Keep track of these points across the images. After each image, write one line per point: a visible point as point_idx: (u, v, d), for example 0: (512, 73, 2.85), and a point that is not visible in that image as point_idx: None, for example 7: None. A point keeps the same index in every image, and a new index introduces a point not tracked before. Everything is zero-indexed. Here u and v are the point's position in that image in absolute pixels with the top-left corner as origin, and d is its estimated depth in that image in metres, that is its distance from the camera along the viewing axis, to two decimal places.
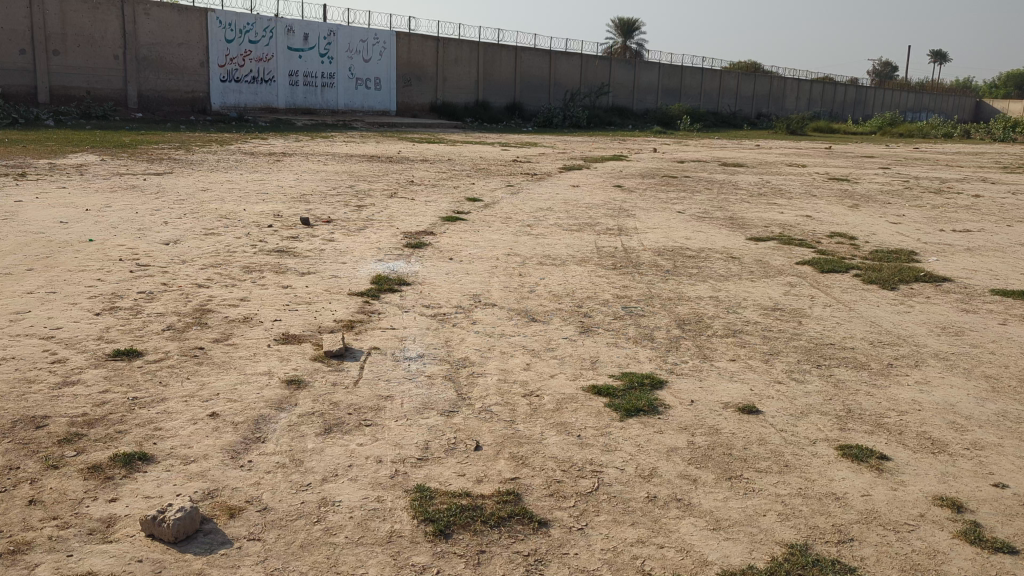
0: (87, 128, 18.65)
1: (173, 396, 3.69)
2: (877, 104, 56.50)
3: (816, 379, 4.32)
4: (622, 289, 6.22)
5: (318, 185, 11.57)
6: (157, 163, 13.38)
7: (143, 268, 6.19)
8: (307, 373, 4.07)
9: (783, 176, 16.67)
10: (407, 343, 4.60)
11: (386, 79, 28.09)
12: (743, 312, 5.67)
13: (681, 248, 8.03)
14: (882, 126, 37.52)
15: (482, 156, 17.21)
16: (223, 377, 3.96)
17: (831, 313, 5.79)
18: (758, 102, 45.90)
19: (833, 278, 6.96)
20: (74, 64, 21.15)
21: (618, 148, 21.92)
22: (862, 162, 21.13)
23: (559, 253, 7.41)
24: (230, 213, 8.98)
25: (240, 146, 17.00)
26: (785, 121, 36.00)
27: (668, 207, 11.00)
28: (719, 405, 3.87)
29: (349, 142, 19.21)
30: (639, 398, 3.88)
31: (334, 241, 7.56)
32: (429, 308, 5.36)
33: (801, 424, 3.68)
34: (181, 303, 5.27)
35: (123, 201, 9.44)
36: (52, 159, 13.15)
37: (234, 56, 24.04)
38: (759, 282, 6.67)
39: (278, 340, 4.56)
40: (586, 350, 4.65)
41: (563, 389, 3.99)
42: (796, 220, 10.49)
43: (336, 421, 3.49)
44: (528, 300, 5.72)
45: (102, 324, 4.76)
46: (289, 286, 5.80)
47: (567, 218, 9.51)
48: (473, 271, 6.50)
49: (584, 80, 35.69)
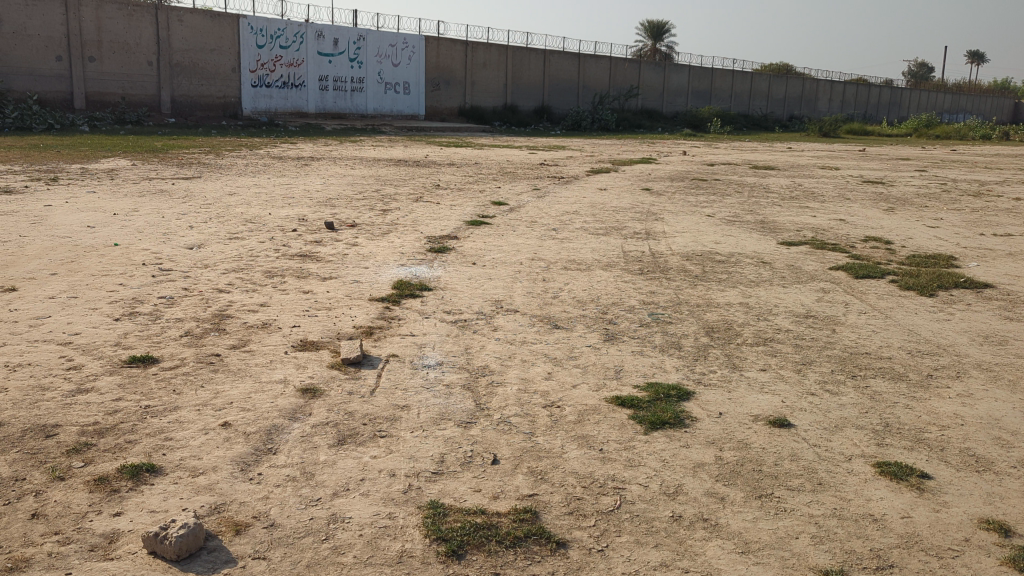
0: (120, 133, 18.81)
1: (187, 405, 3.60)
2: (913, 105, 55.62)
3: (850, 391, 4.15)
4: (648, 295, 6.07)
5: (344, 189, 11.55)
6: (186, 167, 13.44)
7: (165, 273, 6.13)
8: (323, 381, 3.97)
9: (815, 179, 16.41)
10: (426, 350, 4.50)
11: (416, 83, 28.05)
12: (774, 320, 5.50)
13: (710, 253, 7.87)
14: (918, 128, 36.95)
15: (510, 159, 17.12)
16: (237, 385, 3.87)
17: (866, 320, 5.60)
18: (790, 104, 45.41)
19: (867, 284, 6.76)
20: (109, 71, 21.40)
21: (647, 151, 21.76)
22: (897, 164, 20.73)
23: (585, 258, 7.28)
24: (255, 217, 8.95)
25: (270, 150, 17.06)
26: (818, 123, 35.56)
27: (697, 210, 10.83)
28: (749, 417, 3.72)
29: (377, 146, 19.23)
30: (664, 410, 3.74)
31: (357, 245, 7.49)
32: (449, 314, 5.25)
33: (834, 439, 3.52)
34: (201, 309, 5.20)
35: (150, 205, 9.45)
36: (83, 164, 13.26)
37: (265, 61, 24.14)
38: (790, 288, 6.50)
39: (296, 347, 4.47)
40: (610, 359, 4.51)
41: (586, 399, 3.86)
42: (830, 224, 10.26)
43: (350, 432, 3.39)
44: (552, 306, 5.60)
45: (120, 329, 4.68)
46: (310, 292, 5.72)
47: (594, 222, 9.38)
48: (496, 276, 6.39)
49: (613, 82, 35.47)
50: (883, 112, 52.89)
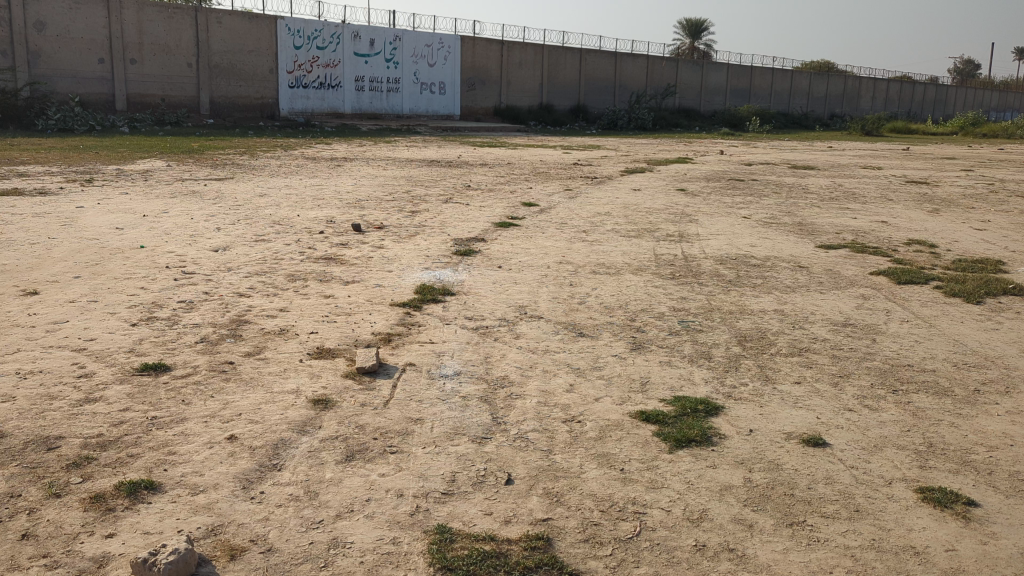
0: (159, 134, 18.96)
1: (195, 417, 3.49)
2: (958, 103, 54.39)
3: (890, 407, 3.92)
4: (679, 301, 5.86)
5: (375, 190, 11.49)
6: (220, 168, 13.45)
7: (188, 276, 6.04)
8: (336, 392, 3.84)
9: (856, 179, 16.02)
10: (445, 359, 4.35)
11: (451, 83, 27.98)
12: (810, 328, 5.26)
13: (745, 256, 7.64)
14: (963, 126, 36.09)
15: (544, 159, 16.96)
16: (248, 395, 3.75)
17: (909, 330, 5.34)
18: (831, 103, 44.66)
19: (909, 290, 6.49)
20: (150, 72, 21.60)
21: (683, 151, 21.42)
22: (941, 164, 20.21)
23: (615, 261, 7.10)
24: (283, 218, 8.88)
25: (304, 151, 17.09)
26: (860, 122, 34.91)
27: (733, 211, 10.59)
28: (781, 435, 3.52)
29: (411, 146, 19.18)
30: (691, 426, 3.55)
31: (384, 248, 7.37)
32: (472, 320, 5.11)
33: (873, 462, 3.31)
34: (219, 314, 5.09)
35: (180, 206, 9.41)
36: (119, 165, 13.34)
37: (302, 62, 24.20)
38: (828, 294, 6.25)
39: (311, 355, 4.35)
40: (636, 370, 4.33)
41: (608, 414, 3.68)
42: (871, 226, 9.96)
43: (359, 448, 3.25)
44: (578, 312, 5.42)
45: (136, 334, 4.58)
46: (331, 297, 5.60)
47: (626, 224, 9.17)
48: (522, 280, 6.23)
49: (650, 82, 35.14)
50: (928, 110, 51.80)
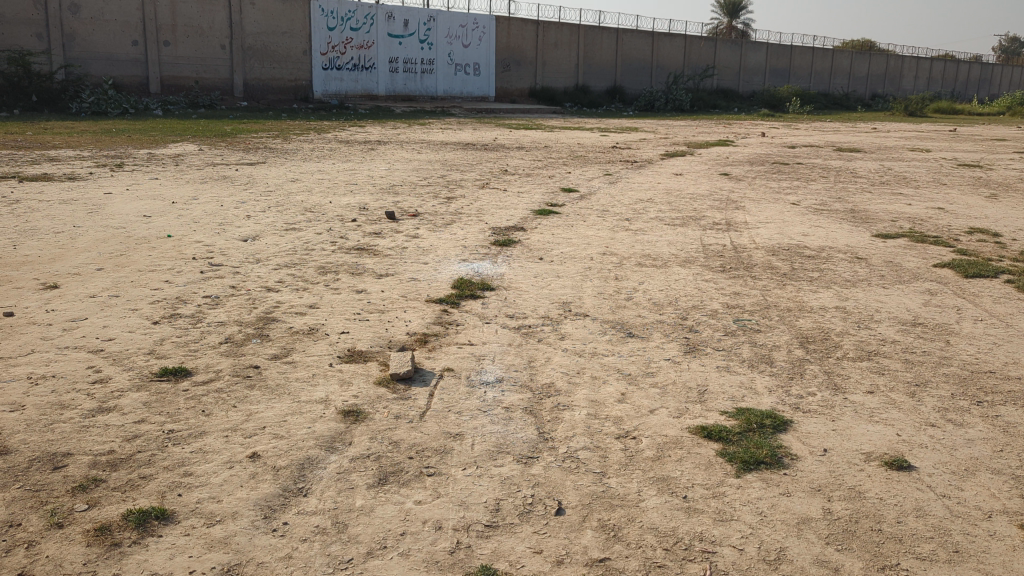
0: (192, 117, 18.83)
1: (215, 430, 3.21)
2: (1005, 82, 52.72)
3: (978, 422, 3.53)
4: (733, 297, 5.49)
5: (409, 174, 11.19)
6: (252, 152, 13.24)
7: (215, 269, 5.78)
8: (368, 402, 3.54)
9: (906, 162, 15.42)
10: (485, 363, 4.04)
11: (486, 64, 27.53)
12: (877, 328, 4.87)
13: (798, 247, 7.22)
14: (1012, 106, 34.94)
15: (580, 142, 16.54)
16: (273, 405, 3.46)
17: (985, 330, 4.92)
18: (873, 83, 43.52)
19: (979, 285, 6.05)
20: (183, 55, 21.47)
21: (723, 133, 20.85)
22: (993, 146, 19.47)
23: (661, 252, 6.73)
24: (315, 205, 8.61)
25: (338, 134, 16.83)
26: (904, 102, 33.92)
27: (781, 197, 10.14)
28: (860, 455, 3.17)
29: (446, 129, 18.86)
30: (758, 445, 3.20)
31: (418, 238, 7.06)
32: (513, 319, 4.79)
33: (967, 489, 2.94)
34: (246, 310, 4.82)
35: (211, 193, 9.18)
36: (151, 149, 13.19)
37: (336, 43, 23.88)
38: (892, 289, 5.84)
39: (342, 359, 4.05)
40: (692, 376, 3.98)
41: (665, 429, 3.35)
42: (928, 213, 9.46)
43: (393, 469, 2.96)
44: (625, 310, 5.07)
45: (157, 334, 4.32)
46: (363, 291, 5.30)
47: (670, 211, 8.78)
48: (564, 274, 5.89)
49: (688, 62, 34.39)
50: (973, 90, 50.29)
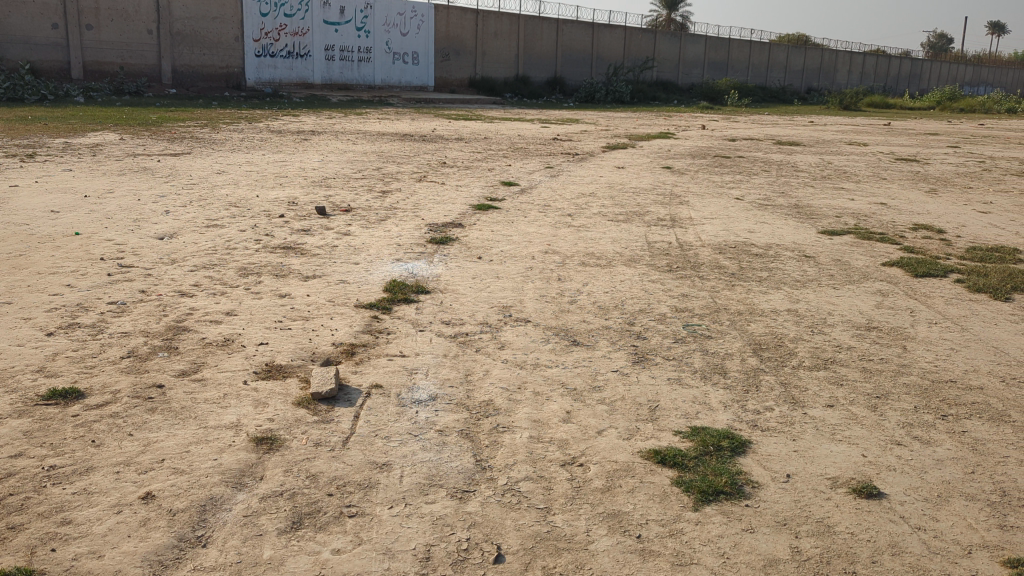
0: (115, 104, 18.00)
1: (105, 465, 2.80)
2: (934, 78, 54.00)
3: (946, 440, 3.32)
4: (681, 299, 5.23)
5: (343, 166, 10.73)
6: (177, 142, 12.62)
7: (124, 271, 5.30)
8: (284, 427, 3.16)
9: (845, 156, 15.43)
10: (418, 378, 3.69)
11: (424, 54, 26.95)
12: (831, 334, 4.65)
13: (745, 244, 7.01)
14: (941, 101, 35.70)
15: (521, 133, 16.23)
16: (175, 433, 3.06)
17: (941, 334, 4.74)
18: (809, 77, 44.07)
19: (929, 284, 5.89)
20: (107, 39, 20.58)
21: (664, 125, 20.75)
22: (927, 140, 19.74)
23: (605, 251, 6.45)
24: (241, 199, 8.13)
25: (270, 123, 16.23)
26: (838, 96, 34.37)
27: (725, 192, 9.97)
28: (826, 482, 2.92)
29: (383, 119, 18.35)
30: (716, 472, 2.92)
31: (349, 235, 6.65)
32: (449, 326, 4.45)
33: (942, 520, 2.71)
34: (154, 319, 4.38)
35: (128, 186, 8.61)
36: (68, 138, 12.48)
37: (269, 30, 23.04)
38: (843, 289, 5.64)
39: (258, 375, 3.66)
40: (641, 390, 3.69)
41: (614, 455, 3.05)
42: (871, 208, 9.38)
43: (309, 510, 2.59)
44: (568, 315, 4.77)
45: (49, 348, 3.86)
46: (286, 296, 4.89)
47: (613, 206, 8.52)
48: (504, 274, 5.57)
49: (628, 54, 34.30)
50: (903, 84, 51.39)
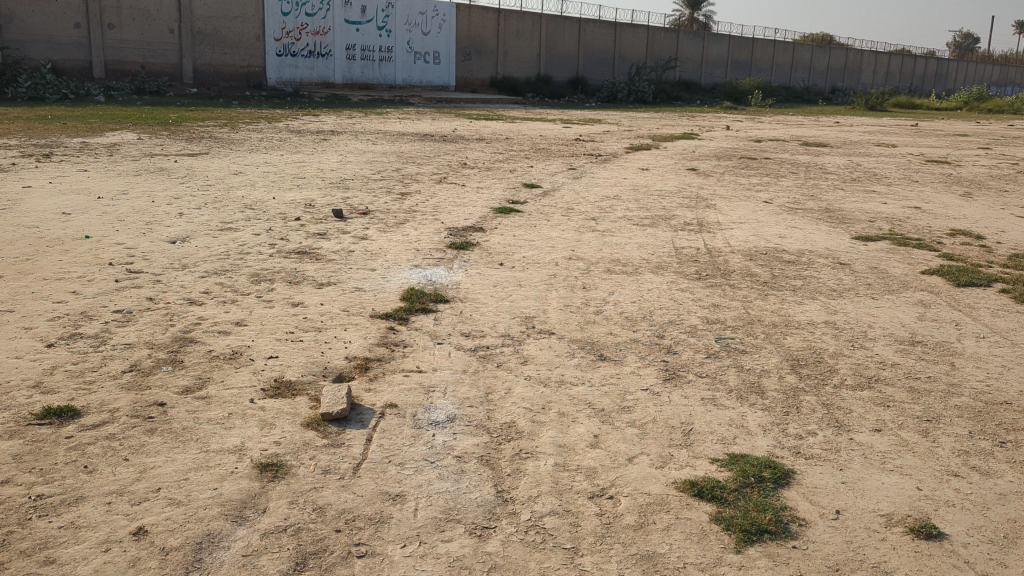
0: (135, 103, 17.95)
1: (96, 495, 2.60)
2: (961, 78, 53.20)
3: (1006, 471, 3.05)
4: (712, 310, 4.97)
5: (362, 167, 10.54)
6: (195, 142, 12.48)
7: (133, 277, 5.13)
8: (291, 451, 2.95)
9: (874, 158, 15.09)
10: (435, 397, 3.46)
11: (445, 53, 26.73)
12: (873, 349, 4.38)
13: (776, 250, 6.75)
14: (969, 101, 35.13)
15: (542, 134, 15.98)
16: (174, 458, 2.86)
17: (990, 350, 4.46)
18: (833, 77, 43.52)
19: (973, 295, 5.60)
20: (129, 38, 20.54)
21: (687, 126, 20.45)
22: (957, 141, 19.31)
23: (631, 257, 6.21)
24: (257, 201, 7.95)
25: (289, 123, 16.06)
26: (864, 96, 33.88)
27: (752, 195, 9.69)
28: (879, 520, 2.67)
29: (403, 119, 18.18)
30: (759, 507, 2.68)
31: (366, 240, 6.44)
32: (468, 338, 4.22)
33: (1010, 565, 2.46)
34: (160, 330, 4.18)
35: (143, 187, 8.46)
36: (85, 138, 12.36)
37: (290, 29, 22.90)
38: (882, 300, 5.36)
39: (266, 393, 3.45)
40: (673, 412, 3.44)
41: (647, 486, 2.81)
42: (905, 212, 9.07)
43: (314, 549, 2.37)
44: (594, 327, 4.53)
45: (48, 360, 3.68)
46: (299, 305, 4.68)
47: (638, 209, 8.27)
48: (526, 282, 5.34)
49: (651, 53, 33.96)
50: (930, 85, 50.68)
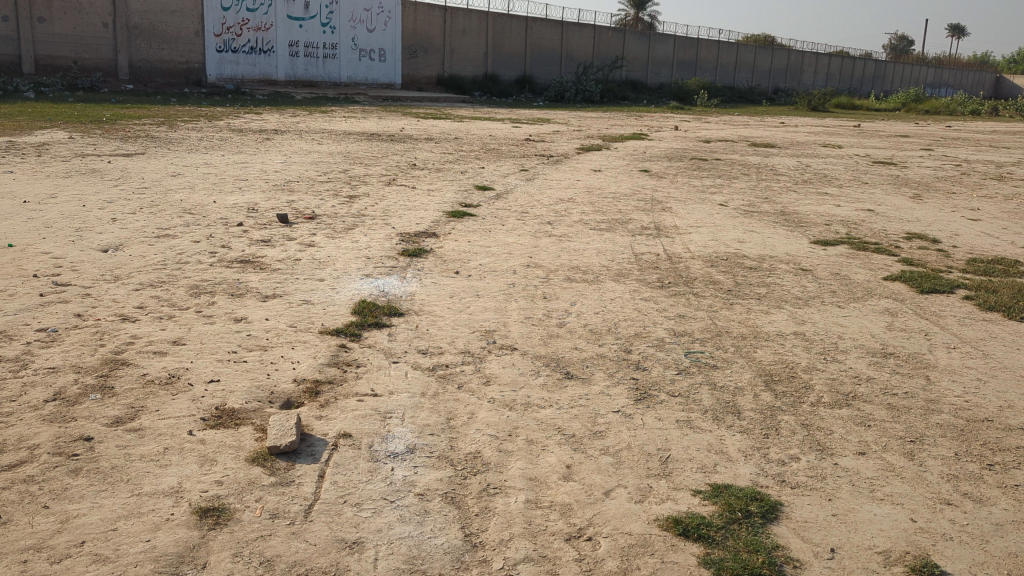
0: (67, 100, 17.24)
1: (10, 552, 2.30)
2: (898, 80, 54.39)
3: (999, 497, 2.90)
4: (678, 321, 4.78)
5: (308, 169, 10.17)
6: (131, 142, 11.95)
7: (60, 290, 4.75)
8: (234, 493, 2.66)
9: (822, 159, 15.16)
10: (393, 425, 3.19)
11: (391, 50, 26.30)
12: (847, 362, 4.23)
13: (736, 256, 6.61)
14: (906, 102, 35.84)
15: (492, 134, 15.74)
16: (104, 504, 2.56)
17: (964, 361, 4.34)
18: (776, 77, 44.09)
19: (937, 302, 5.51)
20: (60, 32, 19.76)
21: (637, 126, 20.38)
22: (900, 142, 19.59)
23: (591, 264, 6.01)
24: (196, 205, 7.57)
25: (231, 122, 15.56)
26: (806, 97, 34.31)
27: (707, 197, 9.60)
28: (877, 559, 2.48)
29: (349, 117, 17.80)
30: (749, 547, 2.47)
31: (313, 247, 6.13)
32: (425, 356, 3.96)
33: None
34: (87, 351, 3.83)
35: (74, 189, 8.01)
36: (13, 136, 11.76)
37: (231, 24, 22.27)
38: (849, 308, 5.24)
39: (207, 424, 3.14)
40: (649, 437, 3.23)
41: (628, 524, 2.59)
42: (859, 215, 9.04)
43: None
44: (558, 341, 4.30)
45: None
46: (242, 321, 4.36)
47: (594, 213, 8.09)
48: (484, 292, 5.10)
49: (598, 53, 33.94)
50: (868, 85, 51.67)
